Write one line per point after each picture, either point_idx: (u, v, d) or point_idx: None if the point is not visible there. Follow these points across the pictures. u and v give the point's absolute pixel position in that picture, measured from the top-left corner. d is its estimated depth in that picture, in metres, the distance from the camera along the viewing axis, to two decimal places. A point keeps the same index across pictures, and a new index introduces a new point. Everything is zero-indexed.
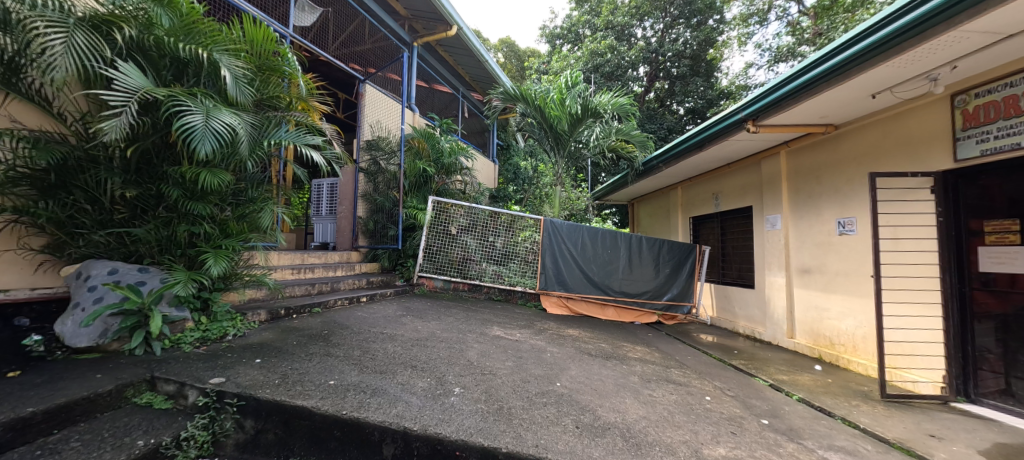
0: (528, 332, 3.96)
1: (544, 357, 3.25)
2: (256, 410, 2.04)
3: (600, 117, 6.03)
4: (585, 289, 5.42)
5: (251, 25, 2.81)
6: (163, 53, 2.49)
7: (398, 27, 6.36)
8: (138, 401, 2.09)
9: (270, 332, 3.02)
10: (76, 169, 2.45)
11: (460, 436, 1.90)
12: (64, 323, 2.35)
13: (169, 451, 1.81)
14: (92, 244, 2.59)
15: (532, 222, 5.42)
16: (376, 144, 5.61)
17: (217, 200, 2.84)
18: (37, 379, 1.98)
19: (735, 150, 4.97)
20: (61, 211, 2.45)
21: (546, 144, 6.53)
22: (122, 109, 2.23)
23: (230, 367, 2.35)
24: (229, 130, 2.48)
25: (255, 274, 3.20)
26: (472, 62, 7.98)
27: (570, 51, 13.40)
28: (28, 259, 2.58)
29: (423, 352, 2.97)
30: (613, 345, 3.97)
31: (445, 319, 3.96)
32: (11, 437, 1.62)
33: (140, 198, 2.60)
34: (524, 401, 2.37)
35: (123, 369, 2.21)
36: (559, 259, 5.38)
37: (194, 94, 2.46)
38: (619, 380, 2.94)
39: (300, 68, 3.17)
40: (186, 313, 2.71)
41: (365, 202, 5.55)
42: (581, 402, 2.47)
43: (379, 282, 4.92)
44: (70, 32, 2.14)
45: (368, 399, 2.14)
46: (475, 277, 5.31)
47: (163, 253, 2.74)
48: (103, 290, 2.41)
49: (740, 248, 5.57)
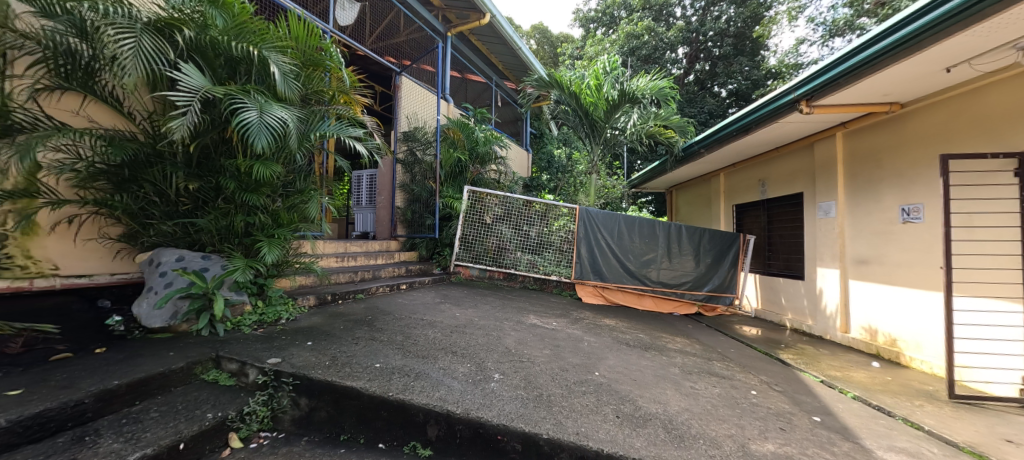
0: (564, 321, 3.95)
1: (581, 347, 3.22)
2: (310, 389, 2.17)
3: (638, 102, 5.82)
4: (623, 280, 5.31)
5: (296, 22, 2.91)
6: (218, 53, 2.63)
7: (432, 18, 6.37)
8: (206, 378, 2.27)
9: (318, 317, 3.17)
10: (145, 164, 2.65)
11: (502, 420, 1.95)
12: (141, 305, 2.60)
13: (235, 424, 1.98)
14: (161, 233, 2.80)
15: (567, 211, 5.36)
16: (413, 135, 5.70)
17: (270, 192, 2.97)
18: (120, 355, 2.21)
19: (784, 133, 4.69)
20: (134, 203, 2.67)
21: (581, 132, 6.40)
22: (187, 108, 2.38)
23: (285, 349, 2.50)
24: (282, 125, 2.59)
25: (304, 261, 3.36)
26: (506, 51, 7.87)
27: (605, 35, 13.00)
28: (107, 247, 2.91)
29: (463, 338, 3.03)
30: (651, 336, 3.88)
31: (481, 306, 4.03)
32: (102, 405, 1.83)
33: (202, 190, 2.77)
34: (564, 389, 2.38)
35: (191, 348, 2.41)
36: (595, 248, 5.29)
37: (248, 91, 2.60)
38: (657, 371, 2.89)
39: (343, 62, 3.24)
40: (245, 297, 2.88)
41: (403, 192, 5.68)
42: (621, 392, 2.44)
43: (417, 271, 5.03)
44: (138, 37, 2.30)
45: (412, 382, 2.23)
46: (510, 266, 5.34)
47: (222, 241, 2.91)
48: (172, 275, 2.63)
49: (788, 237, 5.26)
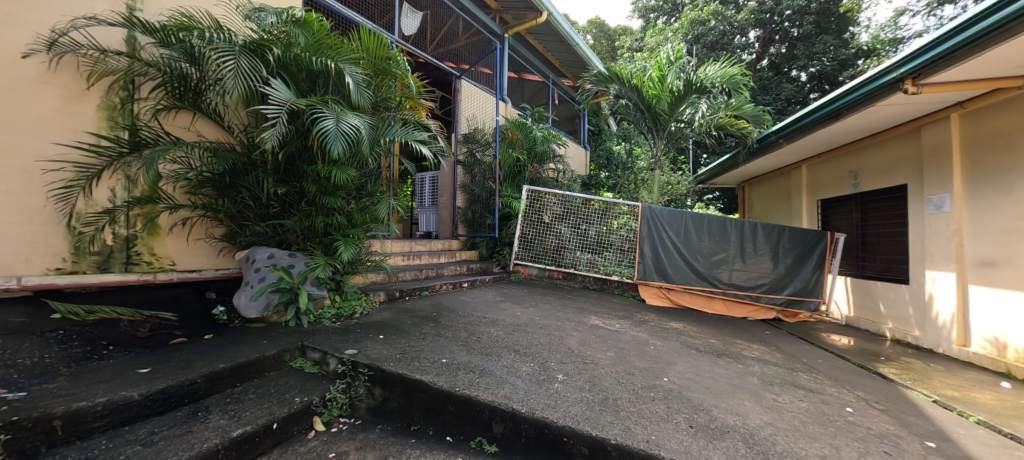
0: (628, 323, 3.81)
1: (647, 350, 3.09)
2: (383, 380, 2.29)
3: (706, 92, 5.49)
4: (689, 281, 5.01)
5: (367, 35, 3.09)
6: (301, 68, 2.87)
7: (489, 20, 6.48)
8: (294, 365, 2.49)
9: (388, 312, 3.36)
10: (242, 171, 2.97)
11: (567, 422, 1.92)
12: (239, 297, 2.88)
13: (319, 409, 2.15)
14: (255, 234, 3.12)
15: (628, 208, 5.17)
16: (472, 137, 5.84)
17: (345, 195, 3.18)
18: (224, 341, 2.50)
19: (882, 118, 4.15)
20: (233, 207, 3.00)
21: (643, 127, 6.17)
22: (276, 120, 2.63)
23: (360, 341, 2.67)
24: (355, 131, 2.77)
25: (375, 260, 3.57)
26: (562, 48, 7.79)
27: (666, 24, 12.41)
28: (213, 245, 3.30)
29: (525, 337, 3.04)
30: (724, 342, 3.62)
31: (542, 306, 4.02)
32: (211, 385, 2.08)
33: (288, 194, 3.05)
34: (631, 394, 2.29)
35: (281, 337, 2.66)
36: (659, 248, 5.06)
37: (327, 102, 2.81)
38: (732, 379, 2.68)
39: (409, 69, 3.38)
40: (325, 292, 3.12)
41: (464, 192, 5.84)
42: (694, 400, 2.30)
43: (478, 269, 5.14)
44: (237, 58, 2.58)
45: (477, 379, 2.27)
46: (570, 265, 5.28)
47: (305, 241, 3.18)
48: (265, 271, 2.92)
49: (886, 235, 4.65)
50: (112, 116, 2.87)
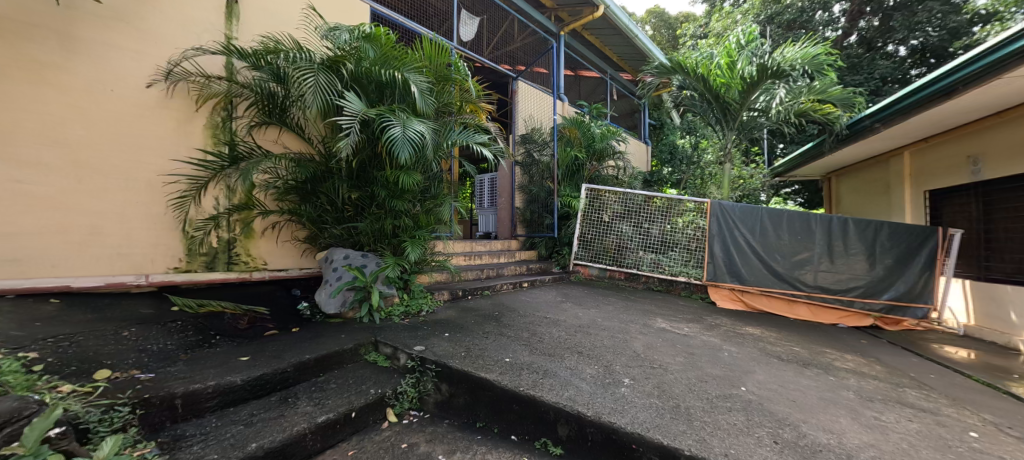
0: (698, 326, 3.60)
1: (721, 357, 2.89)
2: (449, 376, 2.37)
3: (784, 76, 5.04)
4: (766, 283, 4.60)
5: (429, 44, 3.22)
6: (371, 80, 3.06)
7: (545, 20, 6.46)
8: (368, 358, 2.66)
9: (453, 310, 3.48)
10: (321, 179, 3.23)
11: (636, 429, 1.85)
12: (321, 294, 3.17)
13: (391, 401, 2.29)
14: (333, 236, 3.38)
15: (694, 205, 4.90)
16: (530, 137, 5.87)
17: (411, 198, 3.34)
18: (309, 334, 2.74)
19: (1011, 92, 3.51)
20: (314, 212, 3.28)
21: (711, 118, 5.84)
22: (350, 130, 2.83)
23: (427, 338, 2.79)
24: (420, 137, 2.89)
25: (439, 260, 3.70)
26: (620, 42, 7.56)
27: (735, 6, 11.62)
28: (296, 247, 3.65)
29: (588, 339, 2.99)
30: (810, 351, 3.28)
31: (604, 307, 3.93)
32: (298, 374, 2.29)
33: (361, 199, 3.27)
34: (705, 403, 2.15)
35: (357, 332, 2.85)
36: (730, 247, 4.72)
37: (394, 110, 2.97)
38: (823, 393, 2.42)
39: (469, 74, 3.47)
40: (394, 291, 3.30)
41: (522, 193, 5.90)
42: (778, 413, 2.11)
43: (537, 269, 5.16)
44: (316, 75, 2.81)
45: (541, 379, 2.27)
46: (632, 266, 5.12)
47: (376, 242, 3.38)
48: (342, 270, 3.17)
49: (1020, 231, 3.92)
50: (215, 134, 3.27)
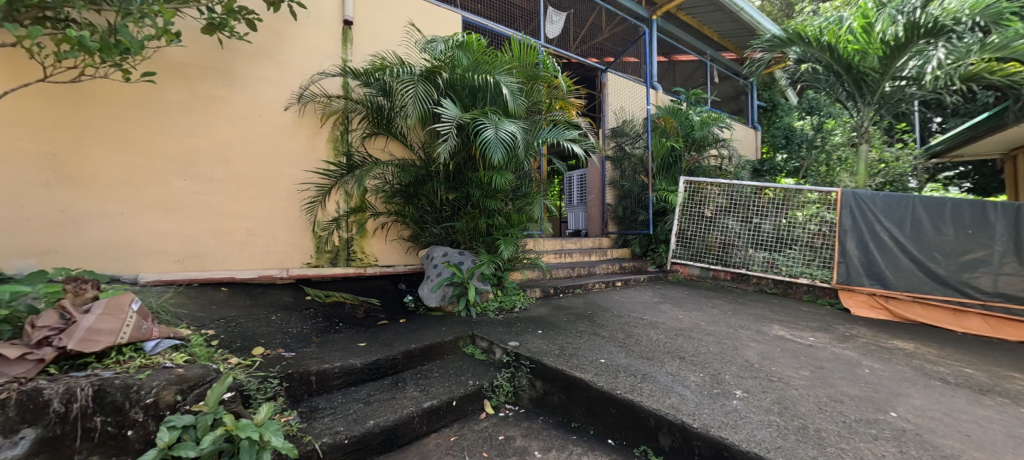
0: (826, 336, 3.12)
1: (859, 373, 2.46)
2: (543, 373, 2.38)
3: (945, 33, 4.12)
4: (921, 287, 3.77)
5: (518, 45, 3.27)
6: (464, 86, 3.21)
7: (635, 5, 6.16)
8: (466, 350, 2.81)
9: (545, 308, 3.51)
10: (421, 182, 3.48)
11: (753, 448, 1.66)
12: (423, 288, 3.45)
13: (488, 394, 2.39)
14: (433, 234, 3.64)
15: (818, 196, 4.28)
16: (621, 130, 5.67)
17: (503, 197, 3.44)
18: (414, 325, 2.99)
19: None
20: (415, 212, 3.56)
21: (841, 92, 5.01)
22: (447, 135, 3.01)
23: (521, 334, 2.86)
24: (512, 137, 2.95)
25: (531, 257, 3.75)
26: (721, 18, 6.88)
27: None
28: (401, 245, 4.02)
29: (691, 344, 2.78)
30: (989, 374, 2.63)
31: (709, 310, 3.62)
32: (406, 361, 2.51)
33: (457, 199, 3.46)
34: (840, 426, 1.85)
35: (456, 325, 3.03)
36: (869, 243, 4.00)
37: (486, 113, 3.08)
38: (1012, 429, 1.92)
39: (558, 70, 3.44)
40: (488, 287, 3.42)
41: (613, 189, 5.72)
42: (944, 449, 1.72)
43: (630, 268, 4.96)
44: (416, 86, 3.03)
45: (640, 384, 2.17)
46: (740, 265, 4.69)
47: (471, 240, 3.55)
48: (441, 267, 3.40)
49: None
50: (335, 146, 3.74)
